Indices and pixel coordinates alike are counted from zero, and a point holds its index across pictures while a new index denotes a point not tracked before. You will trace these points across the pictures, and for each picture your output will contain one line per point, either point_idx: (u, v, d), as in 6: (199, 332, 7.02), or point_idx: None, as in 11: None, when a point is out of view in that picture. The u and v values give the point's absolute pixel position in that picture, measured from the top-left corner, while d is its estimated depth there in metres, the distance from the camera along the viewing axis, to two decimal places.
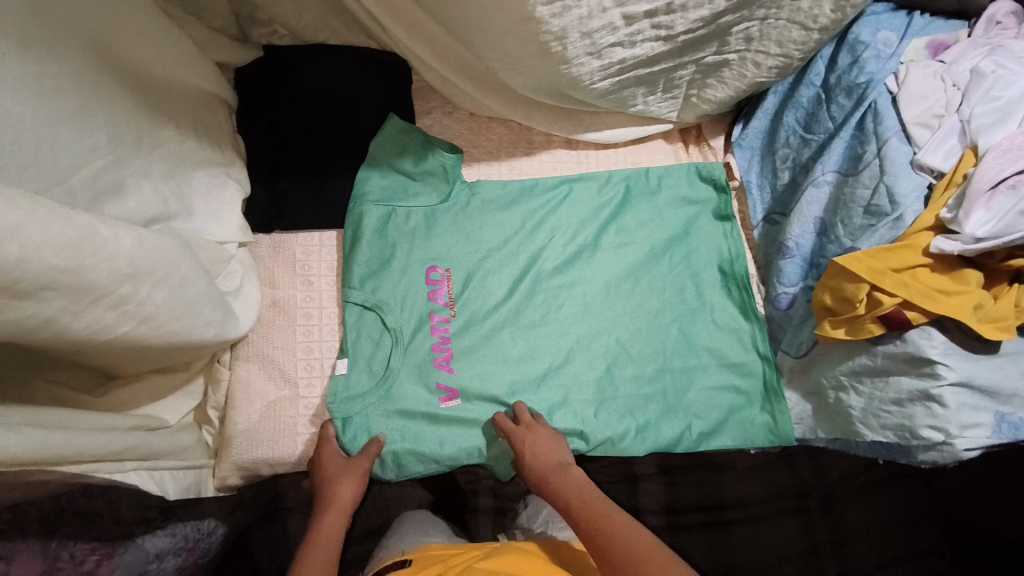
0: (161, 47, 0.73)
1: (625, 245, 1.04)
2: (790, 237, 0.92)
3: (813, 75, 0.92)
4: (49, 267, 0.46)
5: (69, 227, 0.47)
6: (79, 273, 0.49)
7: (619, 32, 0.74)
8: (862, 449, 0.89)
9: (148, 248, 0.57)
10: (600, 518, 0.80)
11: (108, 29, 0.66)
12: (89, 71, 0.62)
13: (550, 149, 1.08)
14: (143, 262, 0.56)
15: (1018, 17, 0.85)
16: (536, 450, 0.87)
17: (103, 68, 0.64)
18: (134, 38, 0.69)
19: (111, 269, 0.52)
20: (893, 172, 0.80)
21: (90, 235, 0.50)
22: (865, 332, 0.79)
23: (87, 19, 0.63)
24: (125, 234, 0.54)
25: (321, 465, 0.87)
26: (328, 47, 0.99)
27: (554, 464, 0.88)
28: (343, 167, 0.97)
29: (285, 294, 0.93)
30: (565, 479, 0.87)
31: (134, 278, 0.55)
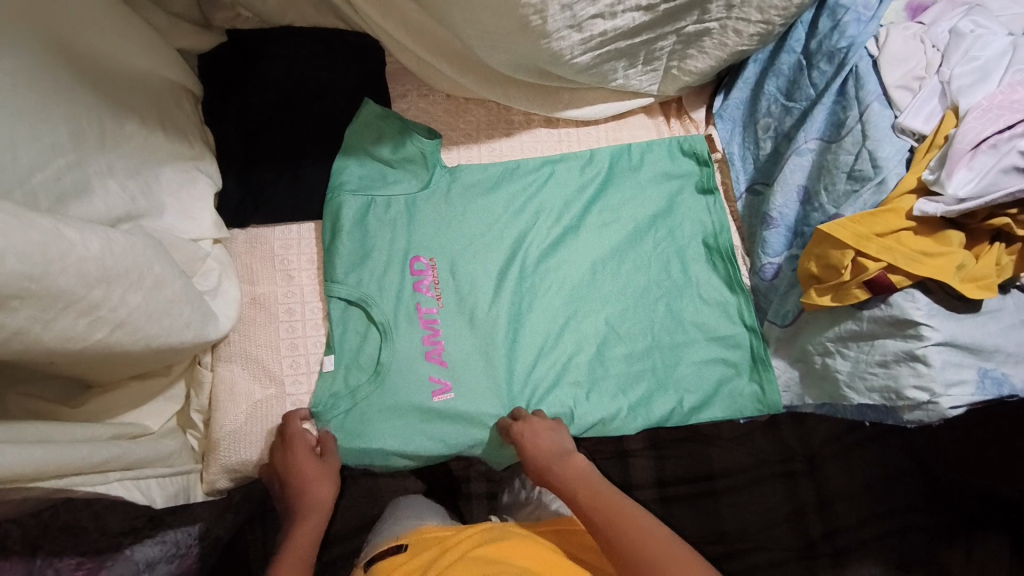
0: (117, 34, 0.68)
1: (609, 225, 1.03)
2: (774, 207, 0.93)
3: (793, 41, 0.90)
4: (15, 276, 0.42)
5: (32, 232, 0.44)
6: (46, 280, 0.45)
7: (599, 3, 0.74)
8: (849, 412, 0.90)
9: (117, 250, 0.53)
10: (605, 504, 0.75)
11: (71, 12, 0.62)
12: (45, 62, 0.58)
13: (530, 129, 1.06)
14: (116, 265, 0.52)
15: None
16: (536, 441, 0.84)
17: (63, 57, 0.60)
18: (89, 22, 0.64)
19: (82, 274, 0.49)
20: (875, 136, 0.81)
21: (56, 239, 0.46)
22: (851, 298, 0.79)
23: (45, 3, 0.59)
24: (93, 236, 0.51)
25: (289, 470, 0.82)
26: (296, 30, 0.95)
27: (555, 454, 0.84)
28: (318, 156, 0.94)
29: (265, 290, 0.90)
30: (568, 468, 0.82)
31: (107, 282, 0.52)
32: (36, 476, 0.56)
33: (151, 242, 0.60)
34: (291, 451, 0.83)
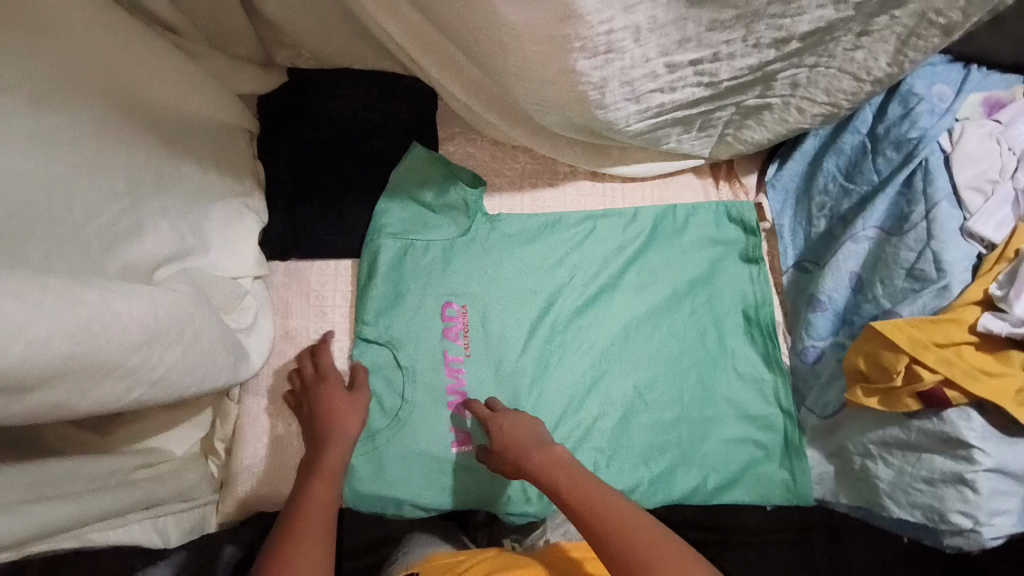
0: (172, 83, 0.69)
1: (646, 286, 1.00)
2: (822, 291, 0.89)
3: (859, 122, 0.87)
4: (57, 356, 0.42)
5: (79, 310, 0.44)
6: (86, 356, 0.45)
7: (660, 79, 0.66)
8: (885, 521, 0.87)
9: (161, 313, 0.53)
10: (586, 499, 0.69)
11: (123, 71, 0.64)
12: (107, 115, 0.60)
13: (574, 181, 1.04)
14: (157, 327, 0.53)
15: None
16: (512, 433, 0.81)
17: (118, 109, 0.62)
18: (145, 75, 0.66)
19: (125, 342, 0.49)
20: (941, 238, 0.77)
21: (104, 311, 0.47)
22: (902, 406, 0.76)
23: (95, 70, 0.61)
24: (138, 302, 0.51)
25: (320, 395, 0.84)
26: (353, 71, 0.95)
27: (533, 443, 0.79)
28: (364, 194, 0.94)
29: (298, 324, 0.90)
30: (546, 457, 0.76)
31: (148, 344, 0.52)
32: (41, 535, 0.56)
33: (190, 294, 0.61)
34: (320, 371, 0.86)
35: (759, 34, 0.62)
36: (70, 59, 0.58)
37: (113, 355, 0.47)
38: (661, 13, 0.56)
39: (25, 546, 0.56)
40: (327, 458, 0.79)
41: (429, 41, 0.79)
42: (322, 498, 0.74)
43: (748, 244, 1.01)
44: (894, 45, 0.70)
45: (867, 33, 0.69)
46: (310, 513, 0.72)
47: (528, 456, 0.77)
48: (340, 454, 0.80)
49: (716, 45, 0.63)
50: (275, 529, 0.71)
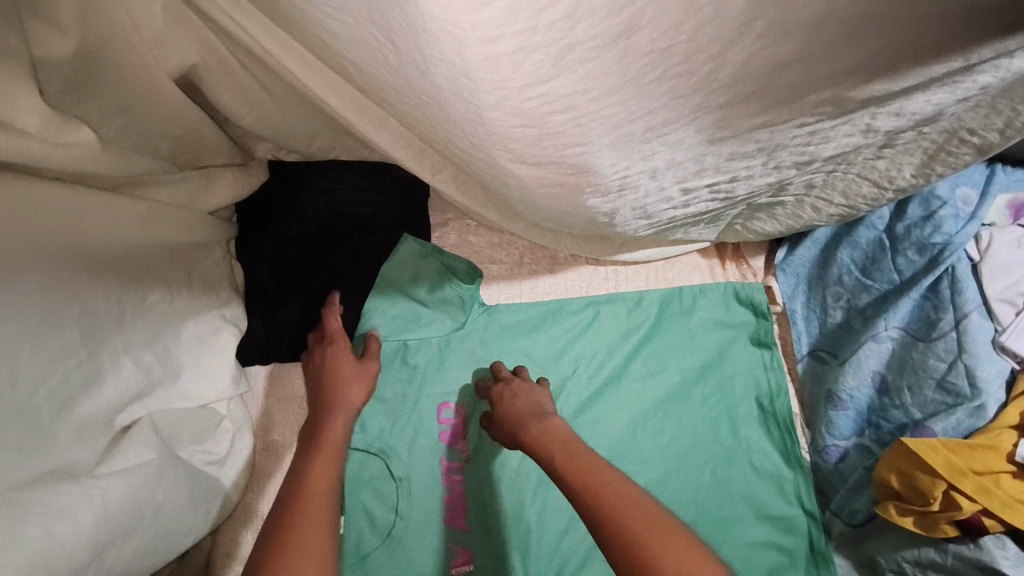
0: (138, 218, 0.63)
1: (654, 375, 0.94)
2: (843, 389, 0.83)
3: (875, 216, 0.83)
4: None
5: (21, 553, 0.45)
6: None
7: (675, 200, 0.62)
8: None
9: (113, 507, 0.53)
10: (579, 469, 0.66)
11: (89, 203, 0.58)
12: (64, 271, 0.55)
13: (575, 266, 0.98)
14: (112, 528, 0.53)
15: None
16: (513, 402, 0.80)
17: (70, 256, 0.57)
18: (99, 213, 0.59)
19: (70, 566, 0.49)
20: (973, 352, 0.74)
21: None
22: (939, 532, 0.70)
23: (60, 219, 0.56)
24: (82, 513, 0.50)
25: (330, 355, 0.80)
26: (340, 162, 0.89)
27: (531, 413, 0.77)
28: (350, 291, 0.87)
29: (279, 437, 0.83)
30: (543, 430, 0.73)
31: (99, 552, 0.52)
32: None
33: (153, 466, 0.58)
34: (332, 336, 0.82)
35: (780, 159, 0.58)
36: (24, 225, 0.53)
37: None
38: (680, 154, 0.51)
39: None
40: (331, 431, 0.74)
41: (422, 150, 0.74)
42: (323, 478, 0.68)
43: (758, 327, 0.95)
44: (919, 158, 0.66)
45: (888, 147, 0.65)
46: (307, 497, 0.66)
47: (526, 427, 0.76)
48: (344, 426, 0.75)
49: (735, 170, 0.59)
50: (275, 511, 0.65)
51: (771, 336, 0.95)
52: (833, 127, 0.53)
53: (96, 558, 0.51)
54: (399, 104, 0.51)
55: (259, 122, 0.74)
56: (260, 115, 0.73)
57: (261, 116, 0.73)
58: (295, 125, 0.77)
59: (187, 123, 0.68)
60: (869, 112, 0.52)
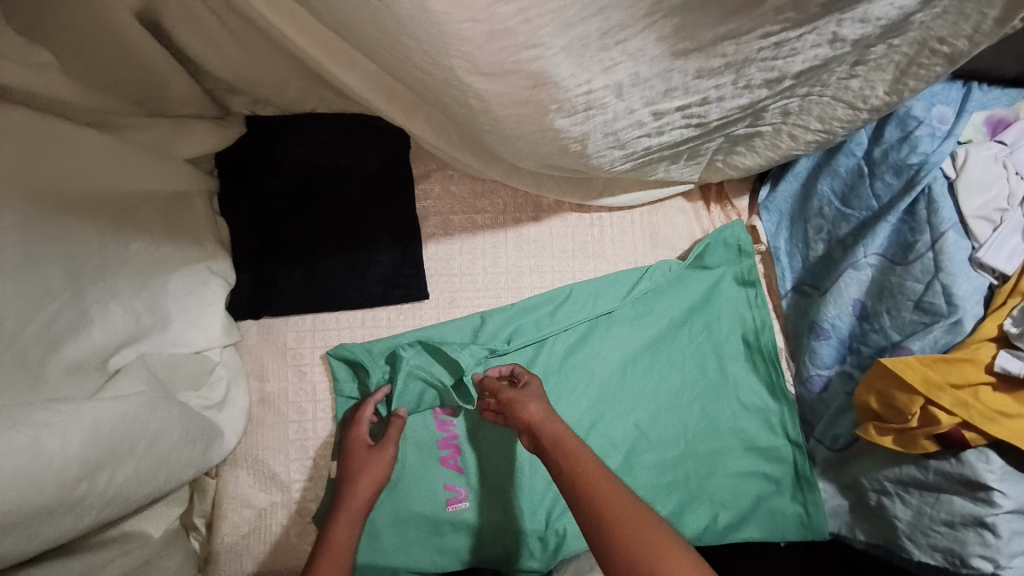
0: (107, 165, 0.64)
1: (640, 318, 0.95)
2: (825, 318, 0.85)
3: (854, 144, 0.83)
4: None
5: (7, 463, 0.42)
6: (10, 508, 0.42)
7: (646, 126, 0.62)
8: None
9: (105, 433, 0.50)
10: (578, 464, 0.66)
11: (65, 156, 0.59)
12: (38, 212, 0.55)
13: (560, 214, 0.99)
14: (105, 449, 0.50)
15: None
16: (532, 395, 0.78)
17: (44, 196, 0.56)
18: (68, 156, 0.59)
19: (62, 483, 0.46)
20: (950, 270, 0.73)
21: (28, 461, 0.43)
22: (918, 448, 0.71)
23: (23, 161, 0.55)
24: (72, 434, 0.47)
25: (352, 484, 0.76)
26: (317, 114, 0.89)
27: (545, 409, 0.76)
28: (336, 246, 0.89)
29: (276, 387, 0.85)
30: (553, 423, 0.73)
31: (93, 471, 0.49)
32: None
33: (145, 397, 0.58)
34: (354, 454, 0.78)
35: (749, 76, 0.59)
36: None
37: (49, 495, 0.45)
38: (644, 69, 0.52)
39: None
40: (334, 535, 0.71)
41: (392, 91, 0.74)
42: None
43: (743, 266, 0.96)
44: (892, 73, 0.66)
45: (862, 63, 0.65)
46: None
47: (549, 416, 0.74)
48: (349, 530, 0.72)
49: (705, 90, 0.59)
50: None
51: (756, 274, 0.95)
52: (799, 37, 0.54)
53: (90, 475, 0.48)
54: (356, 23, 0.50)
55: (225, 66, 0.75)
56: (225, 58, 0.74)
57: (228, 61, 0.75)
58: (260, 66, 0.77)
59: (153, 64, 0.69)
60: (834, 18, 0.53)
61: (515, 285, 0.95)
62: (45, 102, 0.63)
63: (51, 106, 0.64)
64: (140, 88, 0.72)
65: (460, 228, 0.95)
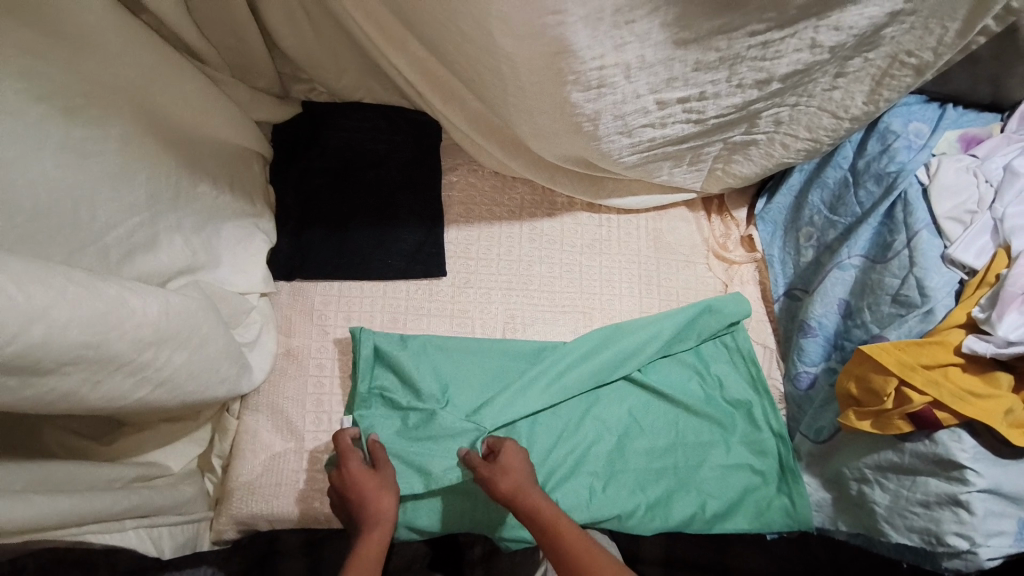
0: (198, 101, 0.73)
1: (631, 336, 0.98)
2: (812, 316, 0.91)
3: (840, 157, 0.92)
4: (75, 343, 0.47)
5: (97, 305, 0.49)
6: (100, 347, 0.50)
7: (651, 115, 0.73)
8: (887, 548, 0.83)
9: (173, 317, 0.58)
10: (558, 531, 0.75)
11: (161, 97, 0.69)
12: (133, 131, 0.64)
13: (571, 212, 1.08)
14: (168, 330, 0.57)
15: None
16: (505, 463, 0.81)
17: (145, 126, 0.67)
18: (165, 93, 0.69)
19: (134, 340, 0.53)
20: (923, 264, 0.78)
21: (118, 308, 0.51)
22: (893, 428, 0.74)
23: (133, 85, 0.65)
24: (152, 302, 0.55)
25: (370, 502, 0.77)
26: (362, 104, 1.02)
27: (519, 469, 0.81)
28: (366, 220, 0.99)
29: (300, 343, 0.92)
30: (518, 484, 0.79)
31: (156, 345, 0.56)
32: (45, 526, 0.59)
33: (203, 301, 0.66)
34: (346, 470, 0.79)
35: (741, 75, 0.69)
36: (104, 77, 0.62)
37: (120, 347, 0.51)
38: (649, 54, 0.63)
39: (28, 533, 0.59)
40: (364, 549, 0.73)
41: (431, 75, 0.87)
42: None
43: (730, 306, 1.00)
44: (869, 84, 0.76)
45: (842, 75, 0.76)
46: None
47: (524, 478, 0.80)
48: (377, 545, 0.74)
49: (702, 84, 0.69)
50: None
51: (738, 315, 1.00)
52: (782, 39, 0.65)
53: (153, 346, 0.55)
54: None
55: (296, 44, 0.89)
56: (299, 38, 0.88)
57: (301, 41, 0.89)
58: (329, 65, 0.95)
59: (244, 32, 0.83)
60: (811, 24, 0.63)
61: (524, 274, 1.03)
62: (169, 33, 0.75)
63: (170, 35, 0.76)
64: (232, 55, 0.87)
65: (480, 218, 1.04)
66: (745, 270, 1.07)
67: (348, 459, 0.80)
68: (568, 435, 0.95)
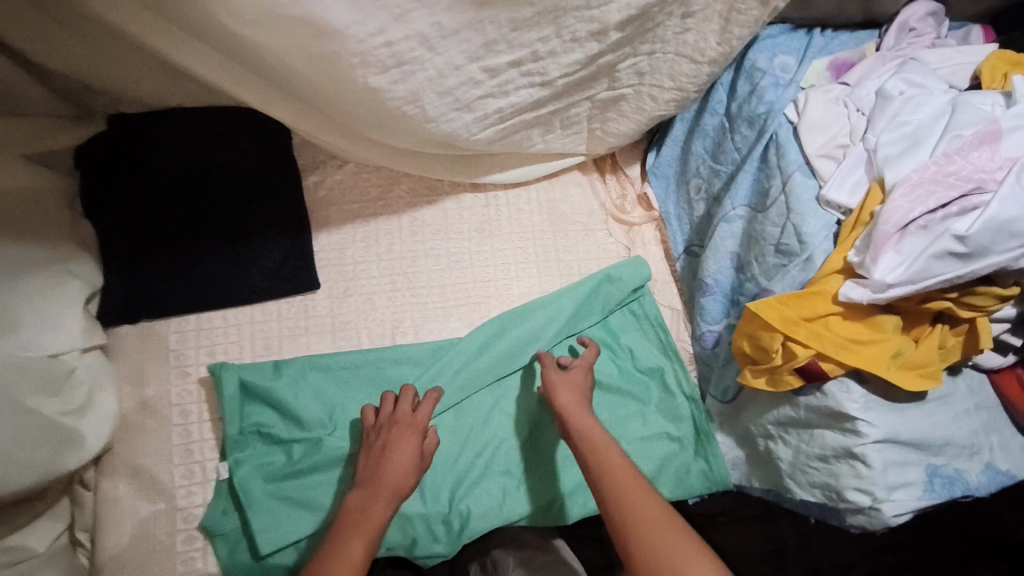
0: None
1: (526, 323, 0.93)
2: (708, 274, 0.86)
3: (715, 102, 0.86)
4: None
5: None
6: None
7: (484, 84, 0.67)
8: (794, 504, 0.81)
9: None
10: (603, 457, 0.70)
11: None
12: None
13: (455, 194, 1.00)
14: None
15: (936, 19, 0.79)
16: (560, 389, 0.78)
17: None
18: None
19: None
20: (799, 210, 0.73)
21: None
22: (785, 384, 0.71)
23: None
24: None
25: (389, 463, 0.74)
26: (186, 110, 0.89)
27: (574, 393, 0.78)
28: (217, 242, 0.88)
29: (157, 391, 0.83)
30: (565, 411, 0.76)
31: None
32: None
33: None
34: (394, 430, 0.77)
35: (571, 28, 0.64)
36: None
37: None
38: (445, 19, 0.58)
39: None
40: (370, 508, 0.71)
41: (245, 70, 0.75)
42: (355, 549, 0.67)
43: (629, 270, 0.95)
44: (718, 23, 0.71)
45: (690, 15, 0.70)
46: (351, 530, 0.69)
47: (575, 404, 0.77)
48: (384, 511, 0.71)
49: (531, 43, 0.64)
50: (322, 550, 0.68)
51: (638, 279, 0.95)
52: None
53: None
54: None
55: (58, 59, 0.76)
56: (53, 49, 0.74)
57: (58, 51, 0.75)
58: (143, 73, 0.82)
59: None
60: None
61: (409, 271, 0.95)
62: None
63: None
64: None
65: (351, 217, 0.95)
66: (645, 231, 1.02)
67: (397, 425, 0.78)
68: (474, 437, 0.89)
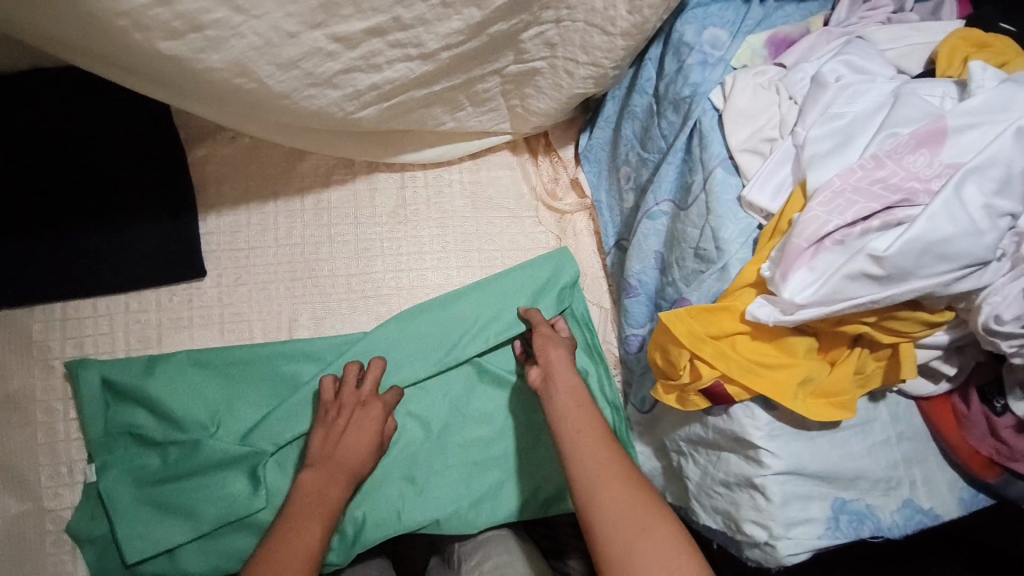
0: None
1: (434, 319, 0.85)
2: (630, 273, 0.78)
3: (643, 80, 0.76)
4: None
5: None
6: None
7: (343, 57, 0.62)
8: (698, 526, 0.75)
9: None
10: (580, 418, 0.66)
11: None
12: None
13: (370, 173, 0.90)
14: None
15: None
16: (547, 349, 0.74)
17: None
18: None
19: None
20: (718, 211, 0.64)
21: None
22: (692, 405, 0.63)
23: None
24: None
25: (355, 442, 0.73)
26: (47, 75, 0.80)
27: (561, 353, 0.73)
28: (82, 227, 0.79)
29: (21, 385, 0.76)
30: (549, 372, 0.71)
31: None
32: None
33: None
34: (362, 411, 0.75)
35: None
36: None
37: None
38: None
39: None
40: (329, 486, 0.70)
41: None
42: (310, 526, 0.66)
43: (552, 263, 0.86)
44: None
45: None
46: (309, 507, 0.68)
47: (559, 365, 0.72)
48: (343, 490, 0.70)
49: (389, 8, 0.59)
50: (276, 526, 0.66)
51: (565, 273, 0.86)
52: None
53: None
54: None
55: None
56: None
57: None
58: None
59: None
60: None
61: (310, 259, 0.86)
62: None
63: None
64: None
65: (245, 197, 0.85)
66: (578, 220, 0.93)
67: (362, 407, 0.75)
68: None
